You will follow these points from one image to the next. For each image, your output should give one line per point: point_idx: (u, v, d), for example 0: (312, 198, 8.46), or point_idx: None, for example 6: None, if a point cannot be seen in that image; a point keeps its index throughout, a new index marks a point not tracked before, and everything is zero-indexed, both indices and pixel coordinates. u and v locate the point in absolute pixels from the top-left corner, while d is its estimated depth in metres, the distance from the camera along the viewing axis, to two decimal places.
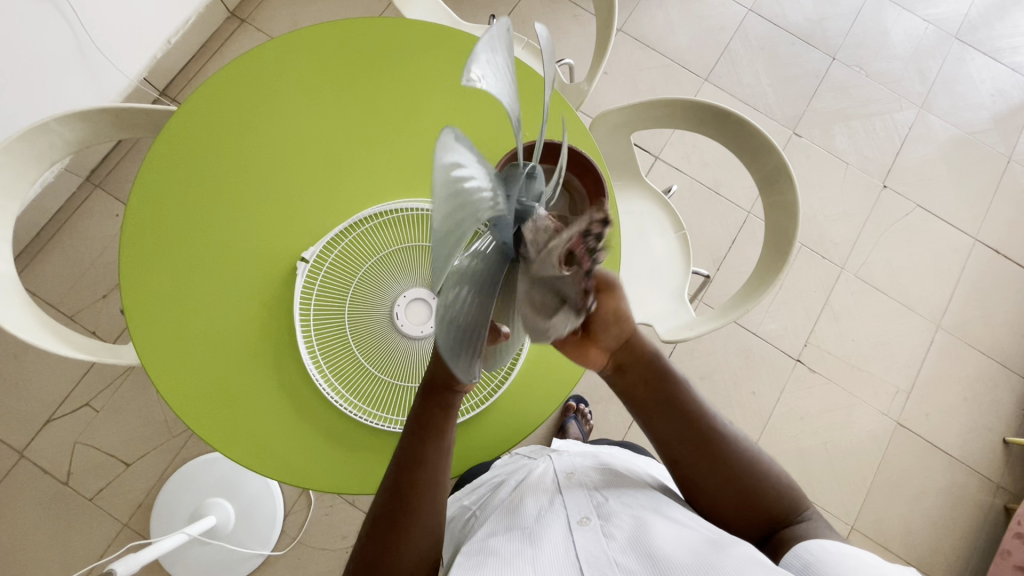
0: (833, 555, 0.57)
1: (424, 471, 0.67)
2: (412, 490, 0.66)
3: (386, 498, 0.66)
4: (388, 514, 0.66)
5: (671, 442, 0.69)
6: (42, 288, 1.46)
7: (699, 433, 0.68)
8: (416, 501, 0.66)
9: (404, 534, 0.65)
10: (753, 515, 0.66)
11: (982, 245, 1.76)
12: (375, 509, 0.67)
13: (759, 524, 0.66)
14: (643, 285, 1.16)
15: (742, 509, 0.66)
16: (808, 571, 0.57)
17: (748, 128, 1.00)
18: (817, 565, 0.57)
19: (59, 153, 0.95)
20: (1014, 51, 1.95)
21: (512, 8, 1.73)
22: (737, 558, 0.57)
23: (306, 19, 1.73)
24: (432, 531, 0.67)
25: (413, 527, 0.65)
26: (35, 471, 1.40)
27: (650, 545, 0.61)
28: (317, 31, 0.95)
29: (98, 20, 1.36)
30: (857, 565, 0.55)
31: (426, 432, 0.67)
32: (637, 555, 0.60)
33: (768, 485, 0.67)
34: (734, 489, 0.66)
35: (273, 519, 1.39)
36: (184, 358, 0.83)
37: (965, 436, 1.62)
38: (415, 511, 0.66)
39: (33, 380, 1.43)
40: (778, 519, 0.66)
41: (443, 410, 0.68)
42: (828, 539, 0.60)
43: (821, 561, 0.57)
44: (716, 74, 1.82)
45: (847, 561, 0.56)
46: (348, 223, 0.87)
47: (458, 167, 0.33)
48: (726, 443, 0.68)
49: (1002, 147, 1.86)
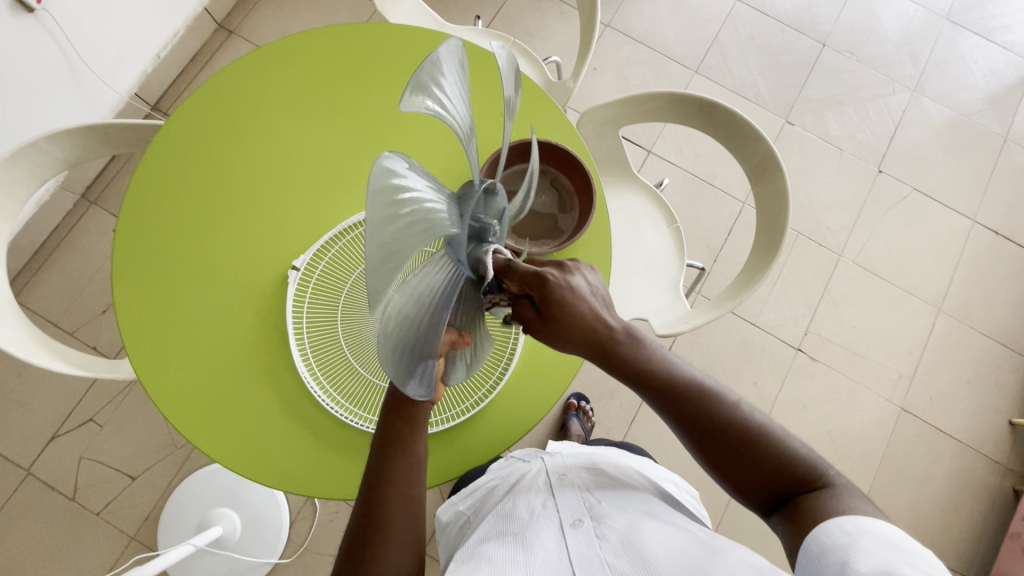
0: (848, 536, 0.56)
1: (391, 487, 0.67)
2: (383, 506, 0.66)
3: (358, 517, 0.67)
4: (362, 534, 0.66)
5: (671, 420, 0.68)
6: (42, 306, 1.47)
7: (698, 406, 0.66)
8: (387, 517, 0.66)
9: (382, 546, 0.66)
10: (763, 481, 0.65)
11: (980, 226, 1.75)
12: (350, 529, 0.67)
13: (775, 489, 0.65)
14: (637, 279, 1.16)
15: (751, 475, 0.65)
16: (825, 557, 0.56)
17: (736, 117, 0.99)
18: (834, 550, 0.56)
19: (50, 172, 0.96)
20: (1006, 30, 1.94)
21: (498, 8, 1.73)
22: (728, 560, 0.57)
23: (293, 28, 1.73)
24: (410, 541, 0.68)
25: (389, 542, 0.66)
26: (43, 488, 1.41)
27: (642, 547, 0.61)
28: (300, 39, 0.95)
29: (85, 38, 1.37)
30: (875, 546, 0.54)
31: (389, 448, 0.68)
32: (630, 557, 0.60)
33: (774, 448, 0.65)
34: (742, 460, 0.65)
35: (279, 527, 1.40)
36: (180, 370, 0.84)
37: (970, 419, 1.61)
38: (388, 525, 0.66)
39: (37, 398, 1.44)
40: (791, 483, 0.64)
41: (404, 421, 0.68)
42: (851, 514, 0.59)
43: (837, 545, 0.56)
44: (706, 66, 1.82)
45: (864, 541, 0.55)
46: (337, 229, 0.88)
47: (403, 186, 0.35)
48: (726, 413, 0.66)
49: (997, 127, 1.84)
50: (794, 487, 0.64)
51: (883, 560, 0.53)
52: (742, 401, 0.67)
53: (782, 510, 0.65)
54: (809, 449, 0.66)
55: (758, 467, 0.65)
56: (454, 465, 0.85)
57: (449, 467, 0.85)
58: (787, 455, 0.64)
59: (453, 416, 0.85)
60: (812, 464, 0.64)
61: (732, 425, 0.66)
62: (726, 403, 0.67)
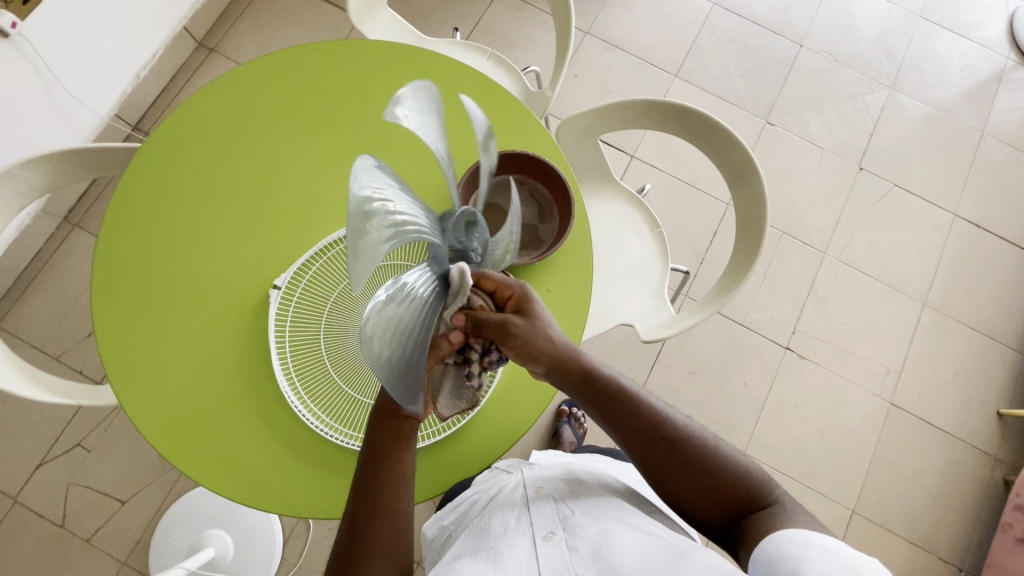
0: (797, 547, 0.56)
1: (381, 502, 0.67)
2: (372, 521, 0.66)
3: (347, 533, 0.66)
4: (351, 549, 0.66)
5: (625, 445, 0.69)
6: (26, 331, 1.45)
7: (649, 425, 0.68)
8: (373, 533, 0.66)
9: (370, 560, 0.65)
10: (715, 501, 0.65)
11: (961, 220, 1.77)
12: (339, 545, 0.67)
13: (728, 509, 0.65)
14: (622, 285, 1.16)
15: (708, 495, 0.65)
16: (775, 566, 0.56)
17: (711, 123, 1.00)
18: (782, 560, 0.56)
19: (28, 198, 0.95)
20: (979, 26, 1.97)
21: (478, 18, 1.74)
22: (693, 567, 0.57)
23: (274, 44, 1.73)
24: (400, 554, 0.67)
25: (376, 556, 0.66)
26: (31, 515, 1.39)
27: (611, 557, 0.61)
28: (276, 57, 0.95)
29: (63, 61, 1.36)
30: (821, 557, 0.54)
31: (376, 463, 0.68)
32: (599, 568, 0.60)
33: (726, 472, 0.66)
34: (697, 484, 0.65)
35: (272, 547, 1.38)
36: (162, 393, 0.83)
37: (959, 411, 1.62)
38: (378, 541, 0.66)
39: (23, 425, 1.43)
40: (742, 505, 0.65)
41: (393, 436, 0.68)
42: (805, 529, 0.59)
43: (786, 555, 0.56)
44: (686, 69, 1.83)
45: (812, 551, 0.55)
46: (318, 247, 0.87)
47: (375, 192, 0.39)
48: (676, 433, 0.67)
49: (975, 122, 1.87)
50: (745, 509, 0.65)
51: (828, 567, 0.53)
52: (689, 421, 0.69)
53: (733, 536, 0.64)
54: (759, 469, 0.67)
55: (708, 489, 0.65)
56: (442, 479, 0.85)
57: (437, 481, 0.85)
58: (738, 478, 0.65)
59: (439, 431, 0.84)
60: (761, 485, 0.65)
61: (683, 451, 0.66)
62: (677, 429, 0.68)
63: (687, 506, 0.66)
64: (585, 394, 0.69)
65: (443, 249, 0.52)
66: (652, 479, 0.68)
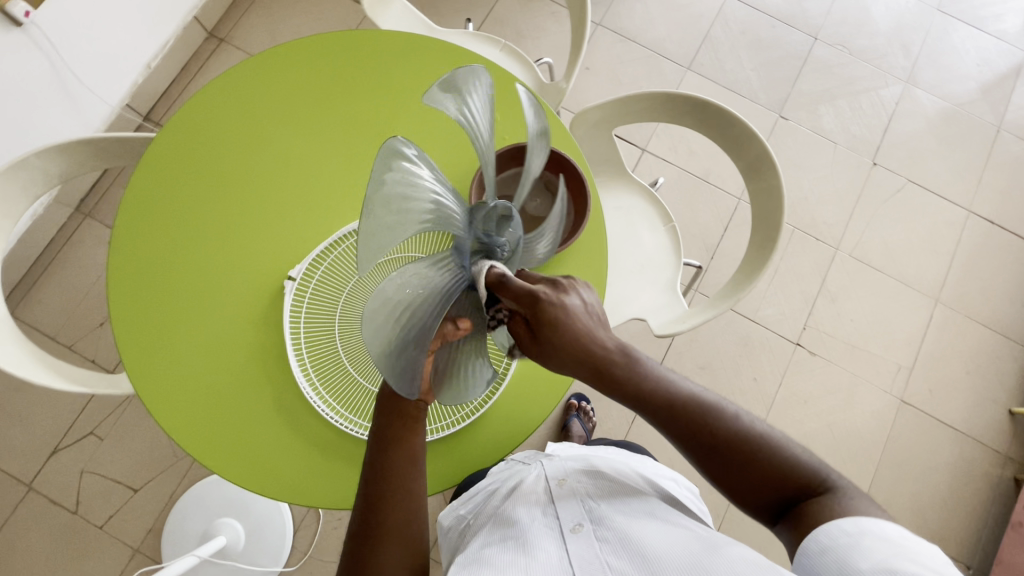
0: (849, 535, 0.56)
1: (392, 483, 0.67)
2: (382, 504, 0.66)
3: (360, 514, 0.67)
4: (363, 531, 0.66)
5: (672, 440, 0.67)
6: (39, 320, 1.46)
7: (698, 418, 0.66)
8: (384, 517, 0.66)
9: (382, 543, 0.66)
10: (767, 488, 0.65)
11: (976, 217, 1.75)
12: (352, 526, 0.67)
13: (779, 496, 0.64)
14: (635, 279, 1.15)
15: (758, 482, 0.65)
16: (826, 556, 0.57)
17: (728, 116, 0.99)
18: (836, 550, 0.56)
19: (43, 187, 0.95)
20: (997, 19, 1.94)
21: (489, 10, 1.73)
22: (727, 555, 0.58)
23: (284, 35, 1.73)
24: (412, 539, 0.67)
25: (388, 540, 0.66)
26: (45, 503, 1.40)
27: (642, 545, 0.61)
28: (291, 47, 0.95)
29: (75, 51, 1.36)
30: (877, 544, 0.54)
31: (386, 445, 0.68)
32: (630, 555, 0.60)
33: (778, 459, 0.64)
34: (749, 470, 0.64)
35: (283, 536, 1.39)
36: (177, 382, 0.84)
37: (970, 409, 1.61)
38: (391, 525, 0.66)
39: (36, 413, 1.44)
40: (796, 489, 0.64)
41: (399, 418, 0.68)
42: (855, 515, 0.59)
43: (838, 545, 0.57)
44: (698, 62, 1.81)
45: (865, 540, 0.55)
46: (332, 239, 0.87)
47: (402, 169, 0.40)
48: (726, 423, 0.66)
49: (991, 117, 1.84)
50: (798, 494, 0.64)
51: (885, 556, 0.53)
52: (739, 410, 0.68)
53: (787, 519, 0.64)
54: (810, 456, 0.65)
55: (761, 477, 0.64)
56: (452, 471, 0.85)
57: (451, 473, 0.85)
58: (788, 462, 0.64)
59: (453, 423, 0.85)
60: (815, 471, 0.64)
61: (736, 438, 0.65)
62: (725, 414, 0.67)
63: (738, 494, 0.66)
64: (641, 402, 0.65)
65: (467, 240, 0.52)
66: (698, 465, 0.67)
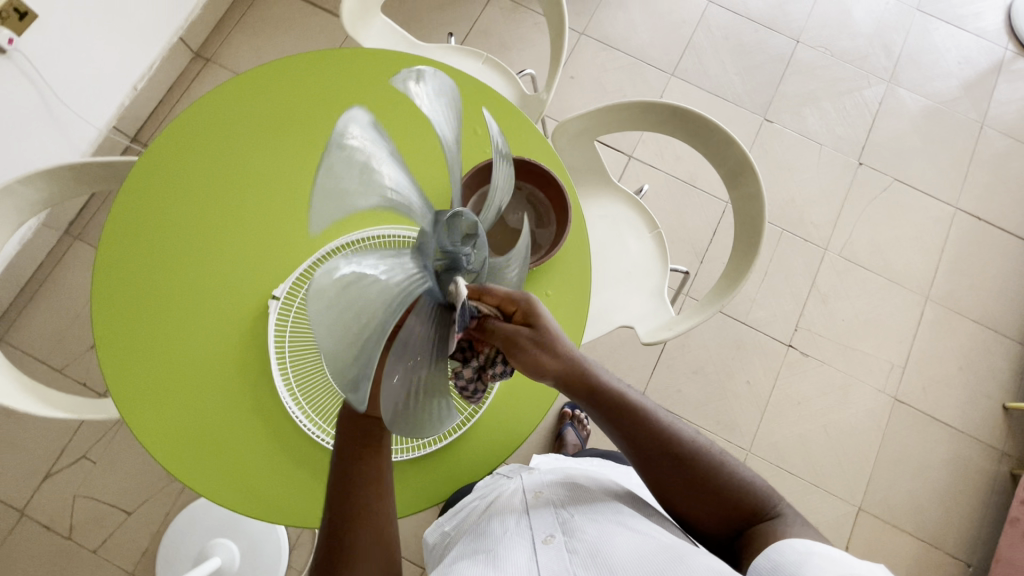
0: (799, 554, 0.56)
1: (355, 504, 0.66)
2: (345, 522, 0.66)
3: (325, 537, 0.66)
4: (330, 555, 0.66)
5: (635, 456, 0.69)
6: (30, 345, 1.46)
7: (655, 437, 0.68)
8: (353, 533, 0.66)
9: (351, 565, 0.65)
10: (716, 514, 0.66)
11: (963, 213, 1.76)
12: (319, 551, 0.67)
13: (727, 521, 0.66)
14: (622, 287, 1.16)
15: (704, 505, 0.66)
16: (776, 573, 0.56)
17: (707, 123, 1.00)
18: (786, 566, 0.56)
19: (27, 214, 0.96)
20: (977, 17, 1.96)
21: (473, 22, 1.75)
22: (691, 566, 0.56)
23: (271, 53, 1.74)
24: (381, 554, 0.67)
25: (361, 559, 0.66)
26: (37, 528, 1.39)
27: (610, 557, 0.60)
28: (275, 67, 0.96)
29: (60, 75, 1.37)
30: (825, 563, 0.53)
31: (350, 463, 0.67)
32: (597, 568, 0.60)
33: (731, 485, 0.66)
34: (698, 494, 0.66)
35: (278, 555, 1.38)
36: (162, 400, 0.84)
37: (964, 406, 1.61)
38: (355, 543, 0.66)
39: (29, 437, 1.43)
40: (745, 518, 0.65)
41: (363, 436, 0.67)
42: (791, 539, 0.59)
43: (788, 562, 0.56)
44: (682, 68, 1.83)
45: (814, 558, 0.54)
46: (315, 257, 0.88)
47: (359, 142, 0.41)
48: (683, 445, 0.67)
49: (974, 114, 1.86)
50: (746, 519, 0.65)
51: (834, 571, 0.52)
52: (698, 434, 0.69)
53: (736, 549, 0.65)
54: (762, 482, 0.67)
55: (709, 500, 0.66)
56: (435, 489, 0.84)
57: (436, 491, 0.84)
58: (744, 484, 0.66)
59: (438, 440, 0.84)
60: (764, 495, 0.66)
61: (689, 460, 0.66)
62: (682, 434, 0.68)
63: (681, 513, 0.67)
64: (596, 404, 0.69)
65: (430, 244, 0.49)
66: (653, 483, 0.68)
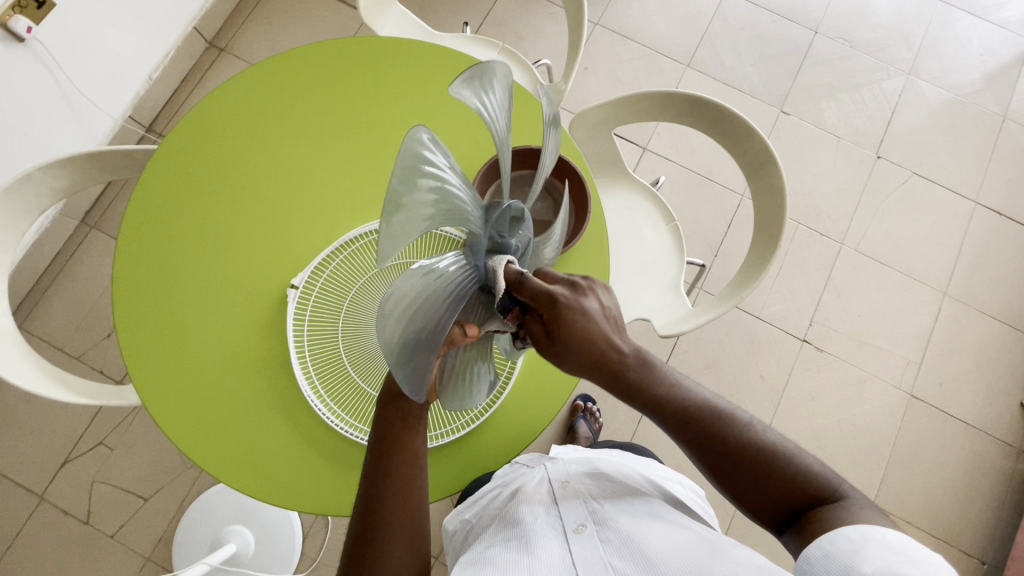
0: (853, 543, 0.56)
1: (391, 484, 0.67)
2: (380, 502, 0.66)
3: (361, 516, 0.67)
4: (365, 533, 0.66)
5: (686, 444, 0.68)
6: (48, 333, 1.47)
7: (713, 429, 0.66)
8: (387, 513, 0.66)
9: (386, 544, 0.66)
10: (776, 499, 0.65)
11: (983, 208, 1.73)
12: (353, 528, 0.67)
13: (785, 506, 0.65)
14: (638, 279, 1.15)
15: (762, 490, 0.65)
16: (829, 562, 0.56)
17: (728, 114, 0.99)
18: (838, 555, 0.56)
19: (48, 202, 0.96)
20: (1001, 7, 1.92)
21: (486, 12, 1.73)
22: (733, 560, 0.57)
23: (284, 43, 1.73)
24: (412, 536, 0.67)
25: (393, 539, 0.66)
26: (56, 513, 1.42)
27: (645, 547, 0.61)
28: (293, 57, 0.95)
29: (77, 65, 1.37)
30: (880, 552, 0.54)
31: (390, 443, 0.67)
32: (633, 558, 0.60)
33: (791, 472, 0.65)
34: (756, 481, 0.65)
35: (293, 542, 1.39)
36: (182, 388, 0.84)
37: (981, 403, 1.59)
38: (389, 522, 0.66)
39: (47, 424, 1.45)
40: (806, 503, 0.64)
41: (401, 418, 0.67)
42: (854, 523, 0.59)
43: (842, 550, 0.56)
44: (698, 59, 1.81)
45: (869, 547, 0.55)
46: (334, 246, 0.87)
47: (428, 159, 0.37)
48: (741, 434, 0.66)
49: (996, 107, 1.82)
50: (807, 503, 0.64)
51: (889, 561, 0.53)
52: (755, 420, 0.68)
53: (794, 530, 0.65)
54: (824, 466, 0.66)
55: (766, 487, 0.65)
56: (454, 477, 0.85)
57: (456, 479, 0.85)
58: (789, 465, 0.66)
59: (458, 428, 0.85)
60: (827, 481, 0.64)
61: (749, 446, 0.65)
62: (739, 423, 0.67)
63: (741, 501, 0.67)
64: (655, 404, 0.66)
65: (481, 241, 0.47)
66: (710, 472, 0.68)
